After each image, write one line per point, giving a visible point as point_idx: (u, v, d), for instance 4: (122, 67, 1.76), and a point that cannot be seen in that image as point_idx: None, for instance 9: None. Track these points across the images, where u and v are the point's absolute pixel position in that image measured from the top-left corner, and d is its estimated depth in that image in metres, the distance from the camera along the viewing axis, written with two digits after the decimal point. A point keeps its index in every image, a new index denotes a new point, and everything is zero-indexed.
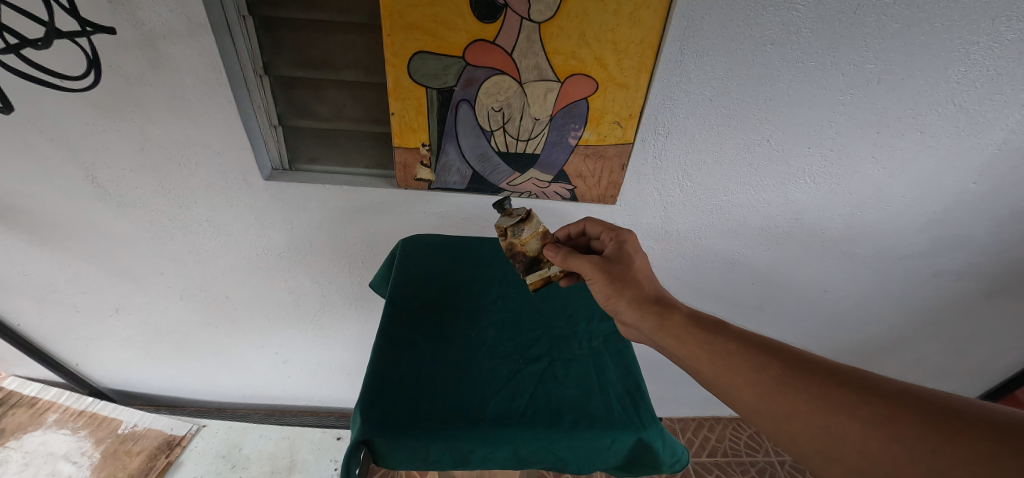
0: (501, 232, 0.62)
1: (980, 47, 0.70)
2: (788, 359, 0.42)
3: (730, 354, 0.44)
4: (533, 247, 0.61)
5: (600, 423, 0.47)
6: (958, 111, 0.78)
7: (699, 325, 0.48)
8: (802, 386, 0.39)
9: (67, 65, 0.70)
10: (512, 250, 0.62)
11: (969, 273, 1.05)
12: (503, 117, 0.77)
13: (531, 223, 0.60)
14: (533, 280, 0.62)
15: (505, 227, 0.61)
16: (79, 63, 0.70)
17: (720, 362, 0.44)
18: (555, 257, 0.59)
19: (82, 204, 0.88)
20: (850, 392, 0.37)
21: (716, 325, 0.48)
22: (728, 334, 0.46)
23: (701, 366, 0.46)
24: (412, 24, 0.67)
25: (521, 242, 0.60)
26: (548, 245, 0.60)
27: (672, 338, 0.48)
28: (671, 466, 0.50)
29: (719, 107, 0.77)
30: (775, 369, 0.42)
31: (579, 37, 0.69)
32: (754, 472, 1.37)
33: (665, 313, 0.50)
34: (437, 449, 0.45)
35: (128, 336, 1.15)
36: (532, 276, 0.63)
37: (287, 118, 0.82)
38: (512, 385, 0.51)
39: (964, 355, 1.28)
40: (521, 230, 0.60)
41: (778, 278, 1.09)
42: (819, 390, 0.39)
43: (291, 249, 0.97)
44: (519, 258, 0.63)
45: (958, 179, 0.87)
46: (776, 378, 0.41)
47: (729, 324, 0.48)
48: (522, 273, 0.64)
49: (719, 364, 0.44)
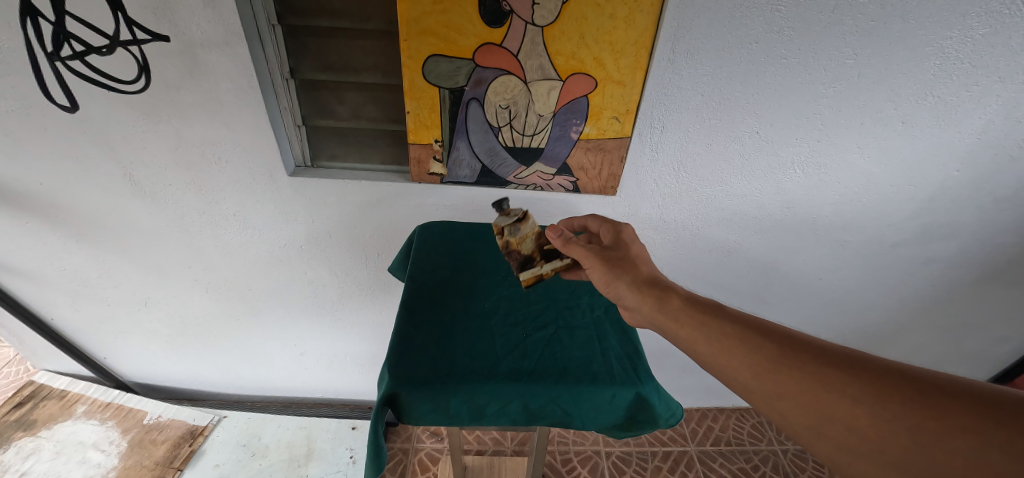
0: (498, 231, 0.65)
1: (953, 41, 0.76)
2: (786, 342, 0.42)
3: (728, 336, 0.45)
4: (528, 247, 0.65)
5: (601, 379, 0.53)
6: (936, 101, 0.83)
7: (698, 309, 0.49)
8: (798, 368, 0.39)
9: (120, 70, 0.76)
10: (507, 247, 0.65)
11: (960, 258, 1.10)
12: (510, 114, 0.83)
13: (528, 223, 0.64)
14: (527, 276, 0.64)
15: (503, 226, 0.64)
16: (130, 69, 0.76)
17: (718, 344, 0.45)
18: (555, 241, 0.63)
19: (120, 200, 0.95)
20: (841, 372, 0.37)
21: (715, 308, 0.49)
22: (726, 317, 0.47)
23: (698, 347, 0.46)
24: (426, 29, 0.73)
25: (518, 241, 0.63)
26: (548, 230, 0.64)
27: (671, 320, 0.50)
28: (667, 420, 0.55)
29: (710, 101, 0.83)
30: (772, 350, 0.42)
31: (578, 39, 0.75)
32: (757, 461, 1.40)
33: (664, 295, 0.52)
34: (457, 401, 0.51)
35: (156, 329, 1.22)
36: (527, 271, 0.65)
37: (309, 119, 0.89)
38: (522, 348, 0.57)
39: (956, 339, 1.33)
40: (518, 228, 0.63)
41: (774, 265, 1.13)
42: (817, 370, 0.38)
43: (312, 243, 1.04)
44: (514, 256, 0.65)
45: (942, 167, 0.92)
46: (772, 359, 0.41)
47: (728, 309, 0.49)
48: (515, 271, 0.65)
49: (716, 345, 0.45)
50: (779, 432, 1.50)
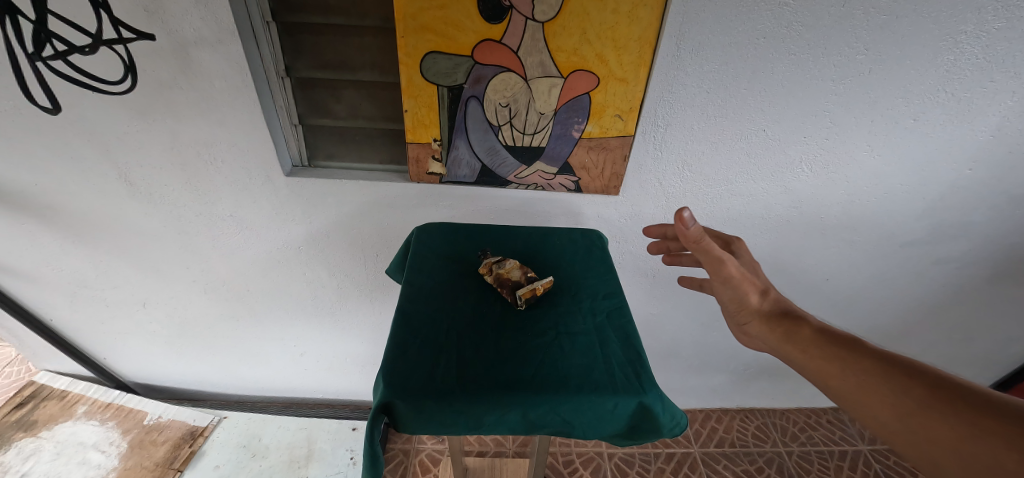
0: (487, 271, 0.66)
1: (968, 36, 0.73)
2: (938, 382, 0.37)
3: (867, 373, 0.41)
4: (517, 275, 0.65)
5: (602, 388, 0.51)
6: (949, 98, 0.81)
7: (830, 340, 0.46)
8: (947, 411, 0.34)
9: (103, 71, 0.75)
10: (497, 281, 0.64)
11: (970, 258, 1.08)
12: (510, 112, 0.81)
13: (513, 259, 0.67)
14: (522, 291, 0.61)
15: (490, 263, 0.66)
16: (114, 70, 0.75)
17: (850, 377, 0.42)
18: (692, 229, 0.51)
19: (115, 201, 0.94)
20: (998, 419, 0.31)
21: (852, 341, 0.45)
22: (866, 351, 0.43)
23: (830, 380, 0.43)
24: (424, 26, 0.72)
25: (505, 270, 0.65)
26: (688, 212, 0.50)
27: (799, 350, 0.47)
28: (671, 429, 0.53)
29: (716, 99, 0.81)
30: (918, 390, 0.37)
31: (580, 35, 0.73)
32: (761, 463, 1.39)
33: (792, 325, 0.50)
34: (453, 412, 0.49)
35: (155, 330, 1.21)
36: (521, 289, 0.62)
37: (306, 118, 0.87)
38: (521, 355, 0.55)
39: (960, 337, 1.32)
40: (504, 262, 0.66)
41: (780, 266, 1.11)
42: (968, 416, 0.33)
43: (310, 243, 1.02)
44: (505, 286, 0.63)
45: (954, 166, 0.90)
46: (917, 399, 0.36)
47: (869, 343, 0.44)
48: (511, 296, 0.62)
49: (851, 376, 0.42)
50: (784, 433, 1.48)
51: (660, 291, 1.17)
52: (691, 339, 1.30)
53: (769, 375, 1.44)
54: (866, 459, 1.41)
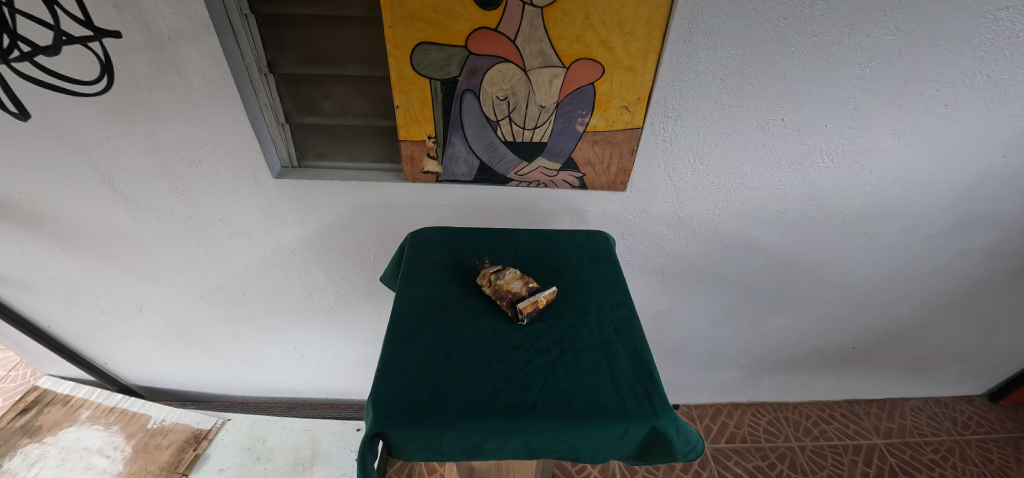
0: (486, 282, 0.62)
1: (1009, 12, 0.66)
2: None
3: None
4: (517, 287, 0.60)
5: (612, 413, 0.47)
6: (986, 81, 0.74)
7: None
8: None
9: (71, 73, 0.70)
10: (496, 293, 0.60)
11: (995, 249, 1.03)
12: (509, 106, 0.76)
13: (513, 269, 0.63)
14: (523, 304, 0.57)
15: (489, 274, 0.62)
16: (75, 71, 0.70)
17: None
18: None
19: (101, 207, 0.90)
20: None
21: None
22: None
23: None
24: (412, 14, 0.66)
25: (504, 282, 0.60)
26: None
27: None
28: (687, 454, 0.49)
29: (730, 87, 0.75)
30: None
31: (583, 20, 0.67)
32: (773, 459, 1.35)
33: None
34: (451, 440, 0.45)
35: (153, 334, 1.19)
36: (522, 302, 0.58)
37: (293, 116, 0.82)
38: (523, 376, 0.51)
39: (981, 328, 1.27)
40: (504, 271, 0.62)
41: (795, 261, 1.06)
42: None
43: (304, 246, 0.99)
44: (503, 299, 0.59)
45: (987, 153, 0.84)
46: None
47: None
48: (510, 309, 0.58)
49: None
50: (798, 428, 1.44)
51: (669, 287, 1.12)
52: (700, 335, 1.26)
53: (782, 370, 1.39)
54: (882, 453, 1.37)
